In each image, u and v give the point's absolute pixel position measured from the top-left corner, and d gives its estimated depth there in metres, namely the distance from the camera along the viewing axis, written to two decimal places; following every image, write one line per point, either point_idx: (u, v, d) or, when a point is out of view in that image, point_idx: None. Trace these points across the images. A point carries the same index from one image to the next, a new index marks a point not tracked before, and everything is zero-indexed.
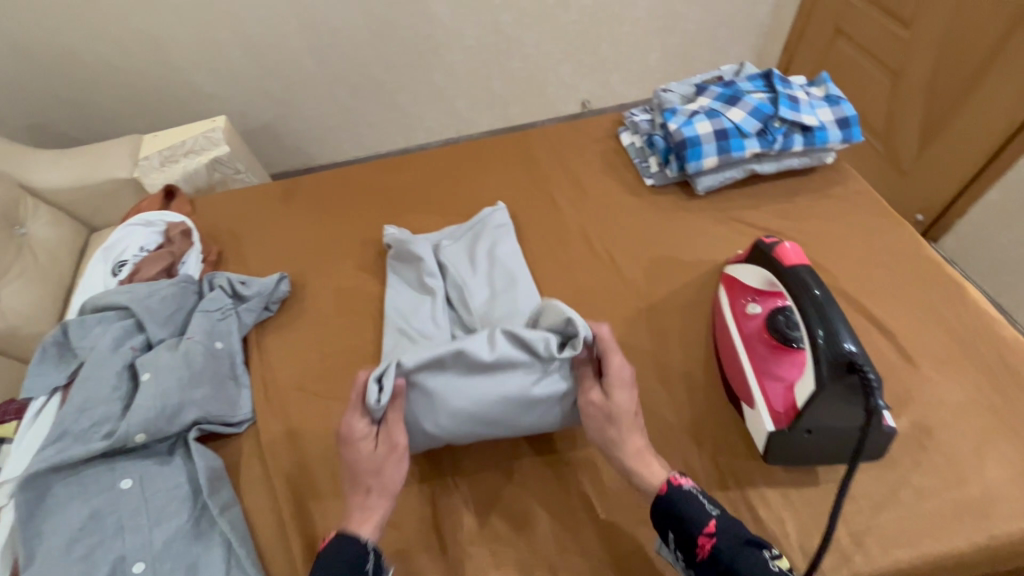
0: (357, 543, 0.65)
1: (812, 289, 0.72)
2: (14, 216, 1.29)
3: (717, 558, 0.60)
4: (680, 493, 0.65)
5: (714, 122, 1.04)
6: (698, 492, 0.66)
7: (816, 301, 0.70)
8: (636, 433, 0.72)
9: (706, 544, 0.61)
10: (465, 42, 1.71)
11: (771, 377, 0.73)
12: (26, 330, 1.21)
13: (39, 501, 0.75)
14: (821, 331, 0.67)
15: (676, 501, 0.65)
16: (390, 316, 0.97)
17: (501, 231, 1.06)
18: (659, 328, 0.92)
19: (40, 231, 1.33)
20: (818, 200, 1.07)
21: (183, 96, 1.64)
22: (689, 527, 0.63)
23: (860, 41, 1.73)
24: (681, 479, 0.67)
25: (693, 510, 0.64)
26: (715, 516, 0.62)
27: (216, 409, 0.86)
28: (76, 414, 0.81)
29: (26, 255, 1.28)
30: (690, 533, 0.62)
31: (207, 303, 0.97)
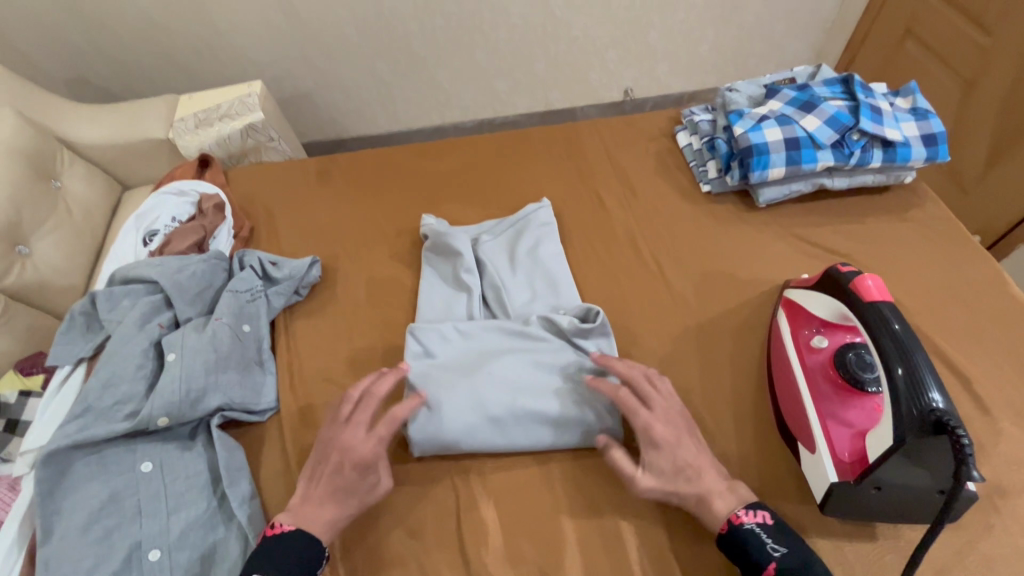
0: (313, 545, 0.68)
1: (891, 323, 0.64)
2: (52, 170, 1.27)
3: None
4: (742, 532, 0.65)
5: (785, 130, 0.96)
6: (761, 531, 0.65)
7: (896, 336, 0.63)
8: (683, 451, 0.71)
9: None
10: (510, 20, 1.63)
11: (836, 421, 0.68)
12: (57, 284, 1.21)
13: (59, 477, 0.74)
14: (900, 370, 0.60)
15: (737, 540, 0.65)
16: (422, 311, 0.92)
17: (545, 230, 1.00)
18: (709, 350, 0.86)
19: (75, 186, 1.31)
20: (889, 222, 0.99)
21: (221, 59, 1.60)
22: (749, 564, 0.64)
23: (934, 45, 1.60)
24: (741, 518, 0.66)
25: (757, 550, 0.64)
26: (776, 560, 0.63)
27: (240, 396, 0.83)
28: (100, 390, 0.79)
29: (61, 209, 1.26)
30: (752, 570, 0.64)
31: (236, 283, 0.94)
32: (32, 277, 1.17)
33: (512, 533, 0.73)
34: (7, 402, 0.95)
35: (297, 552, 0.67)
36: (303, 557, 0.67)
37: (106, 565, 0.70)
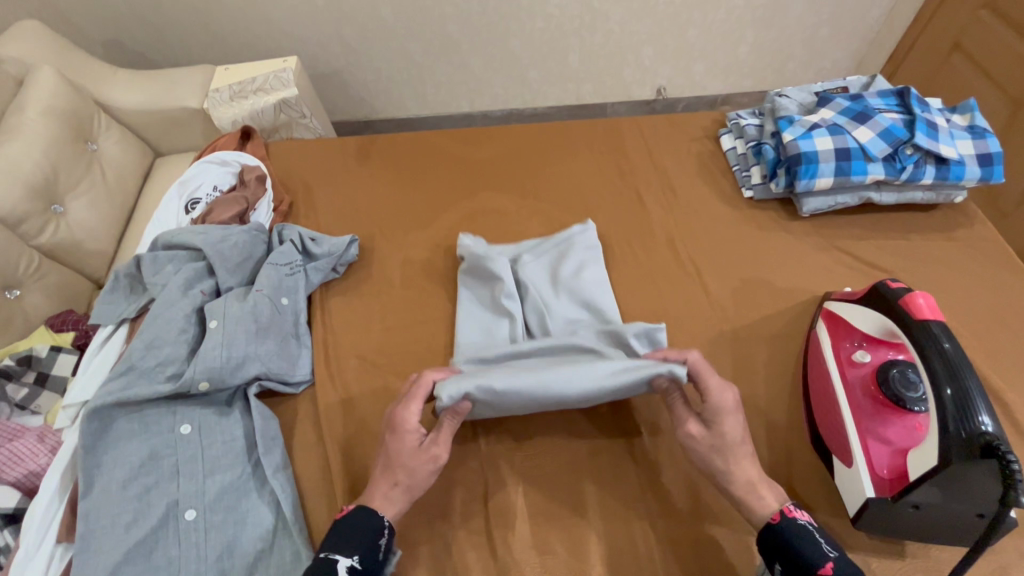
0: (376, 517, 0.67)
1: (941, 342, 0.63)
2: (88, 132, 1.29)
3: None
4: (799, 528, 0.63)
5: (837, 140, 0.95)
6: (815, 530, 0.64)
7: (945, 356, 0.62)
8: (734, 428, 0.69)
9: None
10: (547, 11, 1.61)
11: (875, 436, 0.69)
12: (90, 245, 1.23)
13: (102, 432, 0.75)
14: (948, 391, 0.60)
15: (793, 533, 0.63)
16: (461, 339, 0.89)
17: (591, 253, 0.96)
18: (744, 356, 0.86)
19: (109, 149, 1.33)
20: (936, 240, 0.98)
21: (260, 33, 1.61)
22: (805, 561, 0.61)
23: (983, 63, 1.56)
24: (795, 513, 0.65)
25: (815, 546, 0.62)
26: (832, 559, 0.61)
27: (277, 366, 0.84)
28: (143, 350, 0.80)
29: (96, 171, 1.29)
30: (807, 567, 0.61)
31: (277, 256, 0.95)
32: (66, 236, 1.19)
33: (540, 523, 0.74)
34: (39, 356, 0.97)
35: (358, 526, 0.66)
36: (369, 528, 0.66)
37: (143, 521, 0.72)
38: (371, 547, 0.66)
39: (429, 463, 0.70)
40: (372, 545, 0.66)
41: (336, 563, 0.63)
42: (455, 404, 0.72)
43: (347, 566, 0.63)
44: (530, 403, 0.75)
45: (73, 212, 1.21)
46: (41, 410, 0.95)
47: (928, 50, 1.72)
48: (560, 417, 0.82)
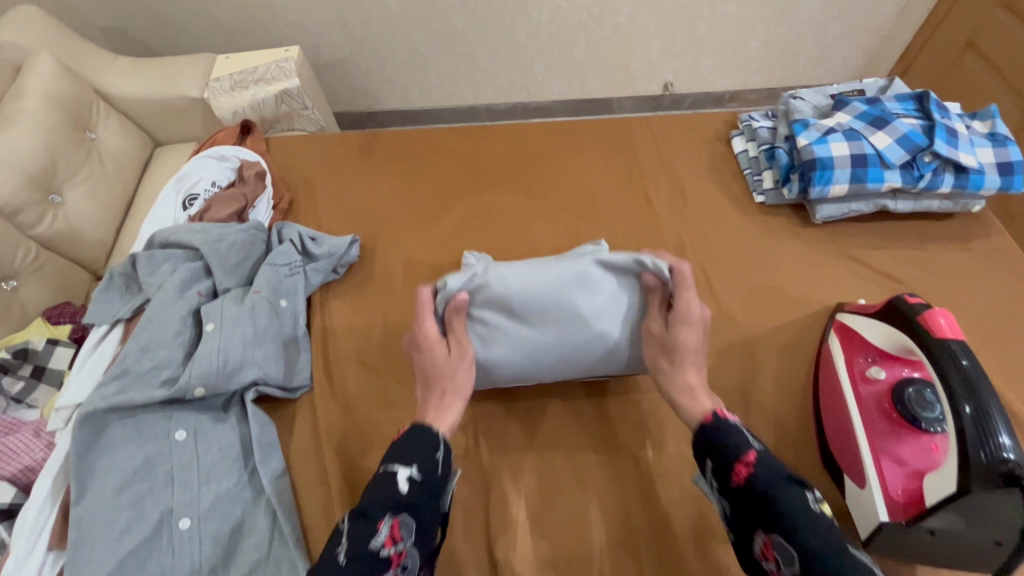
0: (431, 432, 0.68)
1: (958, 359, 0.62)
2: (87, 121, 1.26)
3: (749, 483, 0.60)
4: (726, 425, 0.66)
5: (853, 146, 0.92)
6: (744, 430, 0.66)
7: (964, 374, 0.60)
8: (696, 332, 0.73)
9: (744, 470, 0.61)
10: (555, 3, 1.57)
11: (890, 458, 0.67)
12: (88, 235, 1.21)
13: (95, 438, 0.73)
14: (968, 408, 0.58)
15: (720, 430, 0.66)
16: None
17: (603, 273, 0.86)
18: (754, 368, 0.84)
19: (109, 138, 1.30)
20: (952, 250, 0.95)
21: (262, 21, 1.57)
22: (728, 454, 0.63)
23: None
24: (725, 413, 0.67)
25: (738, 440, 0.64)
26: (756, 450, 0.62)
27: (275, 371, 0.82)
28: (138, 354, 0.78)
29: (95, 160, 1.26)
30: (731, 459, 0.63)
31: (277, 256, 0.93)
32: (64, 226, 1.16)
33: None
34: (36, 349, 0.95)
35: (417, 441, 0.66)
36: (423, 441, 0.67)
37: (136, 529, 0.70)
38: (429, 460, 0.65)
39: (468, 365, 0.75)
40: (430, 458, 0.66)
41: (397, 473, 0.62)
42: (456, 294, 0.76)
43: (408, 477, 0.63)
44: (535, 298, 0.76)
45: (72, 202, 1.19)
46: (37, 403, 0.94)
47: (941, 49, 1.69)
48: (564, 431, 0.82)
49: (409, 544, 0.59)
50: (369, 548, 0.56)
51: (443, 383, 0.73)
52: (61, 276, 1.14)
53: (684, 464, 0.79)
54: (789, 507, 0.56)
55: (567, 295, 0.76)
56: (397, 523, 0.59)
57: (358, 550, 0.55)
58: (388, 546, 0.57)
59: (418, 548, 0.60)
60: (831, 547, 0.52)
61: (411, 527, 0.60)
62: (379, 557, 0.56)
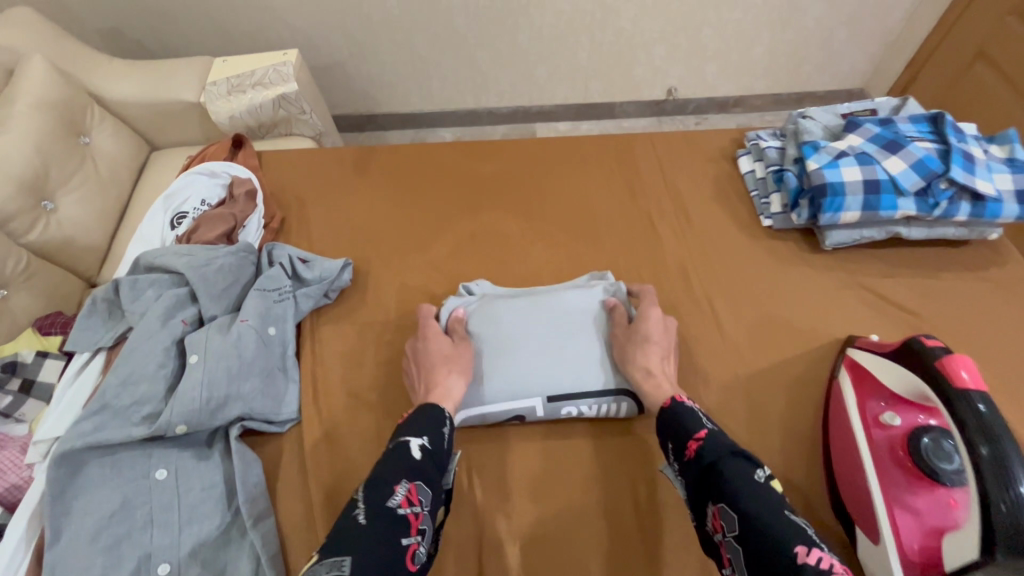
0: (435, 409, 0.72)
1: (976, 403, 0.59)
2: (81, 125, 1.23)
3: (700, 457, 0.62)
4: (682, 406, 0.69)
5: (866, 171, 0.88)
6: (699, 411, 0.69)
7: (982, 419, 0.58)
8: (656, 324, 0.81)
9: (695, 446, 0.63)
10: (559, 6, 1.53)
11: (907, 513, 0.63)
12: (82, 242, 1.18)
13: (72, 478, 0.70)
14: (986, 451, 0.56)
15: (676, 411, 0.69)
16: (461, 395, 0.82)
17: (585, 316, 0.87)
18: (759, 404, 0.81)
19: (103, 143, 1.27)
20: (967, 279, 0.92)
21: (260, 22, 1.53)
22: (683, 431, 0.66)
23: (1009, 74, 1.49)
24: (681, 396, 0.71)
25: (692, 419, 0.67)
26: (707, 426, 0.65)
27: (261, 406, 0.79)
28: (118, 387, 0.75)
29: (88, 165, 1.23)
30: (685, 436, 0.65)
31: (265, 281, 0.89)
32: (57, 234, 1.13)
33: None
34: (24, 361, 0.88)
35: (423, 417, 0.70)
36: (427, 418, 0.70)
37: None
38: (435, 435, 0.68)
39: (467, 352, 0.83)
40: (436, 431, 0.69)
41: (409, 442, 0.65)
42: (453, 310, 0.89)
43: (419, 445, 0.66)
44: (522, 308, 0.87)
45: (64, 209, 1.16)
46: (27, 417, 0.88)
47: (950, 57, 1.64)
48: (563, 471, 0.79)
49: (425, 508, 0.61)
50: (386, 506, 0.58)
51: (449, 364, 0.80)
52: (53, 284, 1.11)
53: (686, 507, 0.76)
54: (732, 477, 0.58)
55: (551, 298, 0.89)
56: (414, 487, 0.61)
57: (376, 509, 0.57)
58: (405, 506, 0.59)
59: (433, 515, 0.62)
60: (769, 514, 0.54)
61: (426, 492, 0.62)
62: (397, 514, 0.58)
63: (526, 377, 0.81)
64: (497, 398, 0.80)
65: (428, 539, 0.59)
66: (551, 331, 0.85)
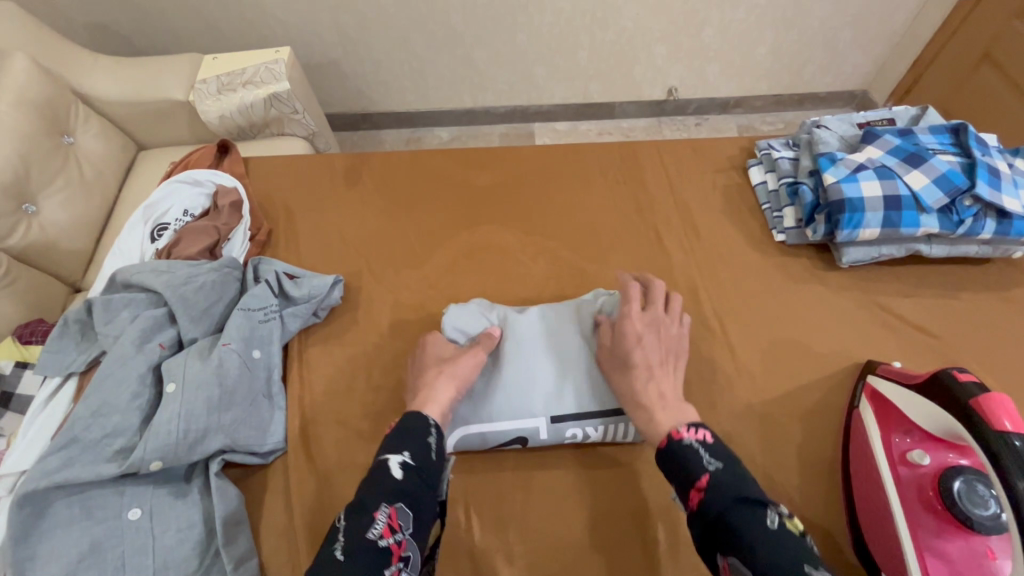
0: (418, 416, 0.67)
1: (1011, 439, 0.55)
2: (64, 123, 1.16)
3: (702, 511, 0.56)
4: (682, 445, 0.61)
5: (886, 186, 0.84)
6: (700, 448, 0.61)
7: (1017, 453, 0.54)
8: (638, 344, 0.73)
9: (697, 497, 0.57)
10: (558, 4, 1.47)
11: (939, 561, 0.59)
12: (66, 245, 1.12)
13: (37, 519, 0.65)
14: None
15: (675, 454, 0.61)
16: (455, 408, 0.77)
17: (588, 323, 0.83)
18: (774, 434, 0.76)
19: (87, 143, 1.20)
20: (990, 299, 0.87)
21: (249, 19, 1.47)
22: (684, 479, 0.59)
23: (1017, 78, 1.45)
24: (681, 433, 0.62)
25: (692, 459, 0.60)
26: (709, 471, 0.58)
27: (244, 437, 0.74)
28: (88, 420, 0.69)
29: (73, 166, 1.17)
30: (687, 485, 0.59)
31: (250, 300, 0.84)
32: (39, 238, 1.08)
33: None
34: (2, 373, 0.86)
35: (405, 428, 0.65)
36: (410, 428, 0.65)
37: None
38: (419, 446, 0.63)
39: (470, 356, 0.76)
40: (420, 444, 0.64)
41: (388, 461, 0.61)
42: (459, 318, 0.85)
43: (399, 463, 0.61)
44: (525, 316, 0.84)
45: (48, 212, 1.10)
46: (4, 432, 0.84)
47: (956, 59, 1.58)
48: (568, 504, 0.74)
49: (409, 533, 0.57)
50: (366, 538, 0.55)
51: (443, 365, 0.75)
52: (33, 291, 1.04)
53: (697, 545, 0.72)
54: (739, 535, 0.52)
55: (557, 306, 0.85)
56: (394, 510, 0.57)
57: (354, 543, 0.54)
58: (386, 537, 0.55)
59: (419, 536, 0.58)
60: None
61: (409, 515, 0.58)
62: (377, 548, 0.54)
63: (531, 389, 0.77)
64: (498, 417, 0.76)
65: (415, 565, 0.56)
66: (555, 341, 0.81)
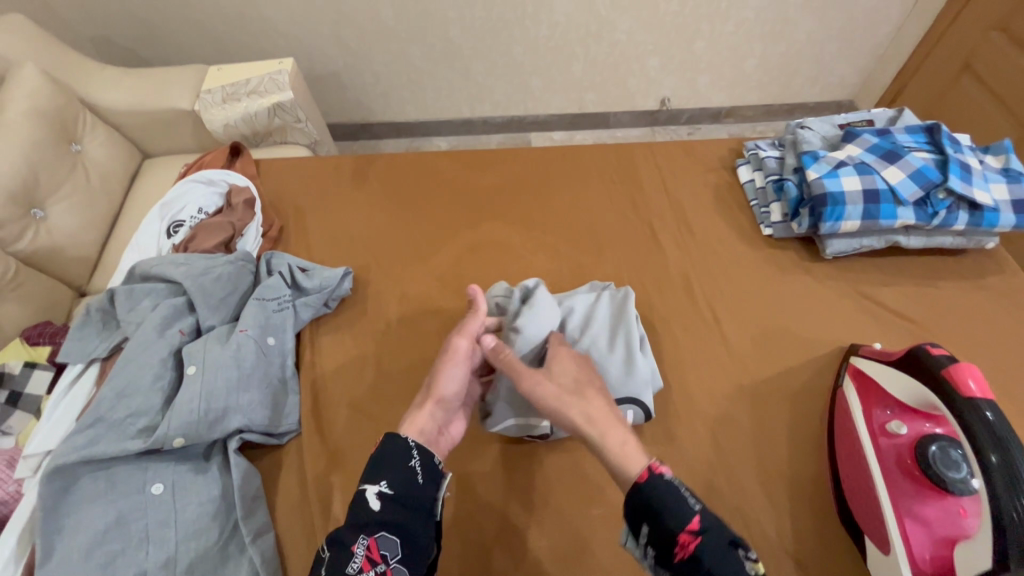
0: (397, 438, 0.66)
1: (983, 412, 0.59)
2: (73, 131, 1.20)
3: (701, 558, 0.52)
4: (668, 484, 0.57)
5: (865, 180, 0.89)
6: (679, 483, 0.58)
7: (990, 427, 0.58)
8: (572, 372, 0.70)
9: (690, 544, 0.53)
10: (554, 18, 1.54)
11: (915, 520, 0.63)
12: (71, 251, 1.16)
13: (65, 493, 0.68)
14: (995, 459, 0.57)
15: (657, 493, 0.56)
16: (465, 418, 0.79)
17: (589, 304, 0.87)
18: (763, 413, 0.80)
19: (94, 151, 1.25)
20: (967, 288, 0.93)
21: (255, 31, 1.53)
22: (670, 523, 0.54)
23: (994, 87, 1.52)
24: (661, 467, 0.58)
25: (680, 502, 0.55)
26: (699, 513, 0.54)
27: (260, 419, 0.78)
28: (112, 400, 0.73)
29: (80, 173, 1.21)
30: (675, 529, 0.54)
31: (264, 290, 0.88)
32: (46, 243, 1.12)
33: None
34: (12, 373, 0.88)
35: (386, 453, 0.65)
36: (390, 452, 0.65)
37: None
38: (399, 471, 0.63)
39: (449, 365, 0.74)
40: (400, 468, 0.64)
41: (365, 491, 0.61)
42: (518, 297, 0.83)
43: (376, 493, 0.62)
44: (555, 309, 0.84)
45: (56, 217, 1.14)
46: (12, 430, 0.85)
47: (938, 70, 1.65)
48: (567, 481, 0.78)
49: (392, 559, 0.58)
50: (344, 571, 0.56)
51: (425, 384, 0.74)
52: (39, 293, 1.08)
53: None
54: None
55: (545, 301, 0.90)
56: (374, 541, 0.58)
57: None
58: (366, 569, 0.57)
59: (409, 558, 0.59)
60: None
61: (393, 542, 0.59)
62: None
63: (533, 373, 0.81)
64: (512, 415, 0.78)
65: None
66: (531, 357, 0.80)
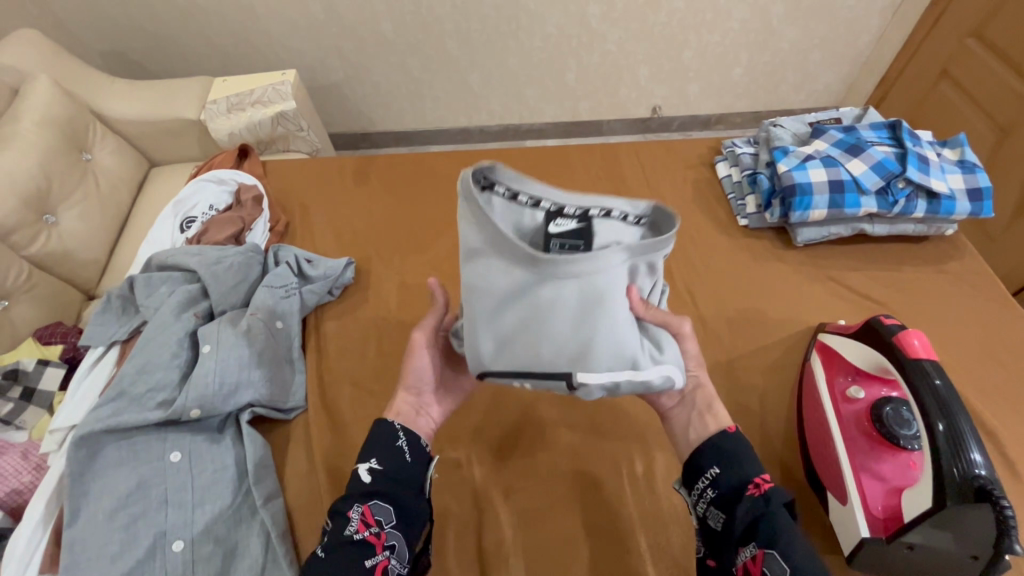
0: (384, 424, 0.67)
1: (932, 378, 0.65)
2: (83, 141, 1.28)
3: (769, 500, 0.58)
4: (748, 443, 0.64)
5: (830, 172, 0.96)
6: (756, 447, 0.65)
7: (937, 392, 0.64)
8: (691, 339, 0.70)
9: (763, 485, 0.59)
10: (546, 29, 1.62)
11: (869, 474, 0.69)
12: (82, 254, 1.22)
13: (90, 460, 0.74)
14: (942, 425, 0.62)
15: (739, 446, 0.63)
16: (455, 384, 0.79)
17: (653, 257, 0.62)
18: (738, 387, 0.86)
19: (104, 159, 1.32)
20: (929, 272, 0.99)
21: (261, 45, 1.61)
22: (743, 470, 0.61)
23: (969, 90, 1.59)
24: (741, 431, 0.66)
25: (753, 460, 0.62)
26: None
27: (270, 394, 0.84)
28: (134, 376, 0.79)
29: (90, 180, 1.27)
30: (749, 474, 0.60)
31: (272, 278, 0.94)
32: (56, 247, 1.17)
33: (532, 555, 0.75)
34: (25, 369, 0.93)
35: (373, 434, 0.66)
36: (377, 433, 0.66)
37: (129, 553, 0.70)
38: (390, 450, 0.65)
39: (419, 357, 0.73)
40: (389, 448, 0.65)
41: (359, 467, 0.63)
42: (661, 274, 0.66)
43: (369, 469, 0.63)
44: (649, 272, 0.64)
45: (67, 220, 1.20)
46: (26, 424, 0.90)
47: (917, 75, 1.73)
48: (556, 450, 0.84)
49: (386, 525, 0.61)
50: (343, 535, 0.59)
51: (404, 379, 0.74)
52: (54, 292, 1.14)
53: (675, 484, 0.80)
54: (790, 530, 0.56)
55: (617, 226, 0.61)
56: (368, 509, 0.61)
57: (334, 543, 0.58)
58: (361, 531, 0.59)
59: (398, 527, 0.62)
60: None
61: (386, 510, 0.61)
62: (354, 543, 0.58)
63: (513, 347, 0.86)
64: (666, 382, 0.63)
65: (399, 553, 0.60)
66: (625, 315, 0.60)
